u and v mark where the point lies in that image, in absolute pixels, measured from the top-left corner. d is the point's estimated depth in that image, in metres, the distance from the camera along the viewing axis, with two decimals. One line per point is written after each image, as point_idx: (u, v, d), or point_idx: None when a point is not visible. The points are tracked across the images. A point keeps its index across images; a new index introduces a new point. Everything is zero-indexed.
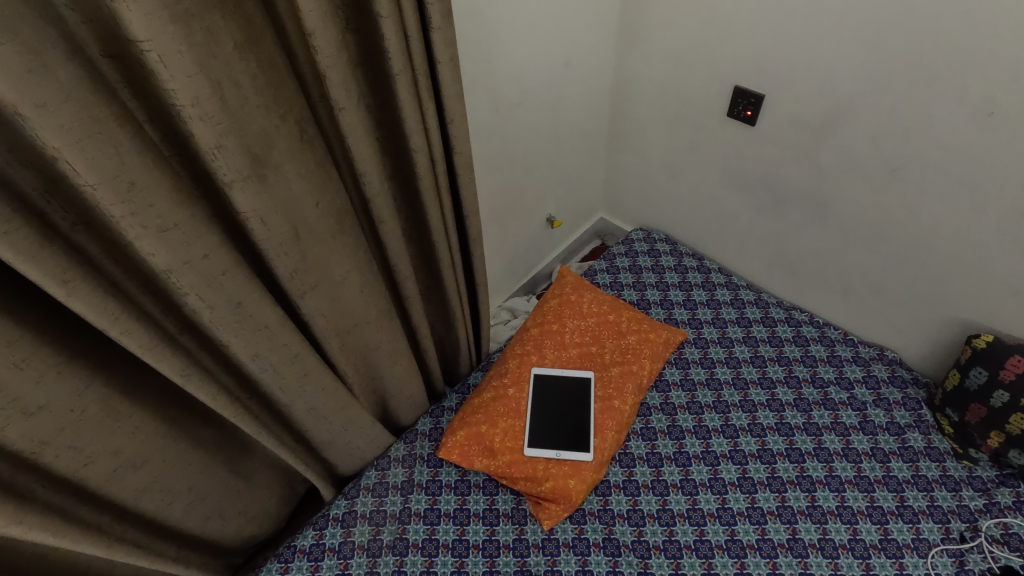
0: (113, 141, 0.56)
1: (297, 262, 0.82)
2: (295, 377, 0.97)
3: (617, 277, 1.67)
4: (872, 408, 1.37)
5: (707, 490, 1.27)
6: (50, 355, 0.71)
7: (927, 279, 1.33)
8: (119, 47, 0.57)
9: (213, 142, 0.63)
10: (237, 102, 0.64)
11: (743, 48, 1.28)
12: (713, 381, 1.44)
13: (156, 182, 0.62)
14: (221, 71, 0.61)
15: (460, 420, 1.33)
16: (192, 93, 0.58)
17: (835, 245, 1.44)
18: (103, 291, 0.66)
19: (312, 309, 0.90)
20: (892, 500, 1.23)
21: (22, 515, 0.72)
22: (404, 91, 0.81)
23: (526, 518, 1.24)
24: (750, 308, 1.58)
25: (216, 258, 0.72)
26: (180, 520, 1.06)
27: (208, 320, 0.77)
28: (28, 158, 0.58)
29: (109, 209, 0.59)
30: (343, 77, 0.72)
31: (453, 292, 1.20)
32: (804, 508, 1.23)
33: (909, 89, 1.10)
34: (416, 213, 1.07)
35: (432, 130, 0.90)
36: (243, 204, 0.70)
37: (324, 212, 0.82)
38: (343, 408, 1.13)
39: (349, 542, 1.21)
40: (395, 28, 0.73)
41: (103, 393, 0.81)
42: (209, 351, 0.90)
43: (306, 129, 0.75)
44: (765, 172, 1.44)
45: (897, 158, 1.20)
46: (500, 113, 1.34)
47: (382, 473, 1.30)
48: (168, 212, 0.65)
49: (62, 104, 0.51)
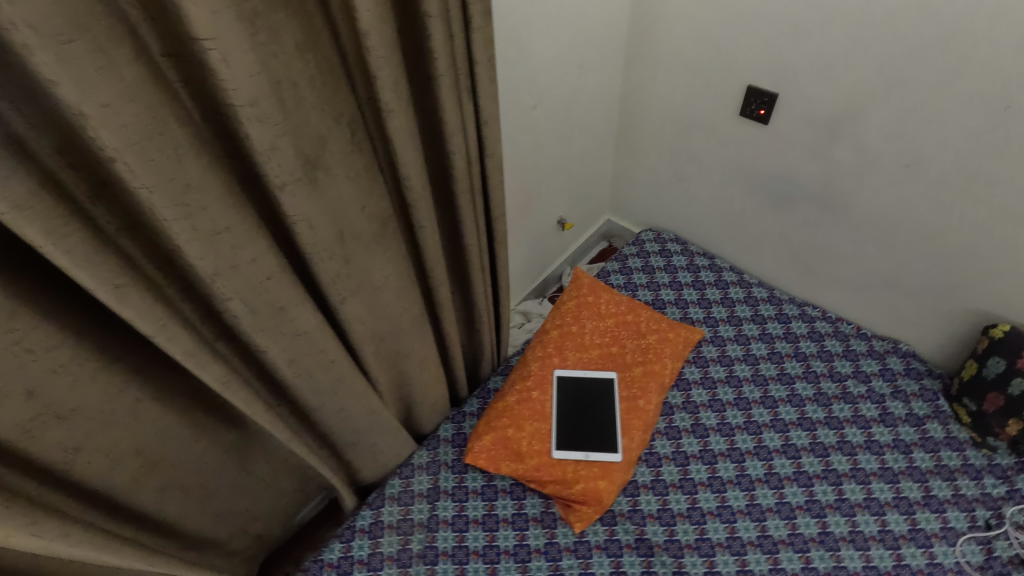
0: (172, 141, 0.55)
1: (339, 268, 0.81)
2: (328, 383, 0.95)
3: (630, 278, 1.67)
4: (891, 401, 1.39)
5: (735, 487, 1.27)
6: (89, 363, 0.69)
7: (938, 271, 1.35)
8: (178, 46, 0.55)
9: (268, 144, 0.62)
10: (293, 102, 0.63)
11: (758, 50, 1.29)
12: (733, 379, 1.44)
13: (212, 184, 0.60)
14: (280, 71, 0.60)
15: (485, 424, 1.32)
16: (250, 93, 0.57)
17: (848, 240, 1.45)
18: (149, 296, 0.64)
19: (352, 315, 0.89)
20: (917, 490, 1.25)
21: (67, 530, 0.70)
22: (447, 92, 0.80)
23: (556, 521, 1.23)
24: (764, 305, 1.59)
25: (264, 263, 0.71)
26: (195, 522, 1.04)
27: (250, 326, 0.76)
28: (80, 160, 0.56)
29: (162, 213, 0.58)
30: (393, 78, 0.71)
31: (478, 294, 1.19)
32: (832, 501, 1.24)
33: (927, 88, 1.12)
34: (446, 216, 1.06)
35: (468, 131, 0.89)
36: (293, 207, 0.69)
37: (369, 216, 0.81)
38: (372, 416, 1.11)
39: (377, 553, 1.18)
40: (442, 28, 0.73)
41: (137, 402, 0.78)
42: (244, 359, 0.87)
43: (355, 131, 0.73)
44: (777, 169, 1.46)
45: (913, 154, 1.22)
46: (518, 115, 1.35)
47: (407, 481, 1.28)
48: (221, 215, 0.63)
49: (126, 103, 0.50)
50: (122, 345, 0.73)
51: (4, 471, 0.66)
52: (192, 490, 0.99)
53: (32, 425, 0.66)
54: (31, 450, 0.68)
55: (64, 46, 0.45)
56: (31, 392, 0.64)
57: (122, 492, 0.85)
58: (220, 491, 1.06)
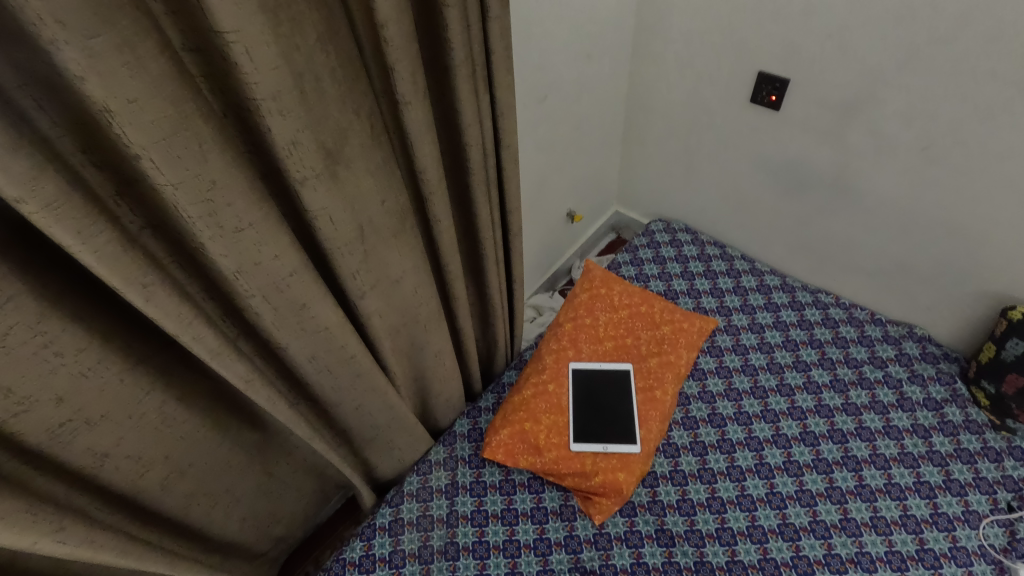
0: (196, 137, 0.54)
1: (359, 262, 0.80)
2: (348, 380, 0.94)
3: (642, 269, 1.66)
4: (908, 386, 1.38)
5: (755, 476, 1.26)
6: (115, 366, 0.68)
7: (954, 254, 1.34)
8: (200, 41, 0.55)
9: (289, 138, 0.61)
10: (315, 96, 0.62)
11: (769, 36, 1.28)
12: (749, 368, 1.44)
13: (235, 181, 0.60)
14: (302, 63, 0.59)
15: (502, 418, 1.31)
16: (272, 87, 0.56)
17: (862, 225, 1.44)
18: (173, 295, 0.64)
19: (372, 310, 0.88)
20: (938, 474, 1.24)
21: (93, 535, 0.69)
22: (464, 83, 0.79)
23: (575, 514, 1.22)
24: (777, 294, 1.58)
25: (286, 259, 0.70)
26: (220, 526, 1.03)
27: (272, 324, 0.75)
28: (103, 159, 0.55)
29: (186, 210, 0.57)
30: (411, 69, 0.70)
31: (493, 288, 1.18)
32: (852, 487, 1.24)
33: (943, 68, 1.11)
34: (460, 209, 1.05)
35: (484, 123, 0.88)
36: (314, 202, 0.68)
37: (388, 210, 0.80)
38: (391, 412, 1.10)
39: (398, 550, 1.18)
40: (460, 17, 0.72)
41: (163, 406, 0.78)
42: (266, 359, 0.87)
43: (373, 124, 0.72)
44: (790, 155, 1.45)
45: (928, 137, 1.21)
46: (527, 107, 1.34)
47: (425, 478, 1.28)
48: (245, 211, 0.62)
49: (152, 99, 0.49)
50: (146, 346, 0.72)
51: (31, 475, 0.65)
52: (216, 493, 0.98)
53: (62, 431, 0.66)
54: (60, 456, 0.68)
55: (90, 41, 0.44)
56: (61, 398, 0.63)
57: (149, 497, 0.84)
58: (244, 493, 1.05)
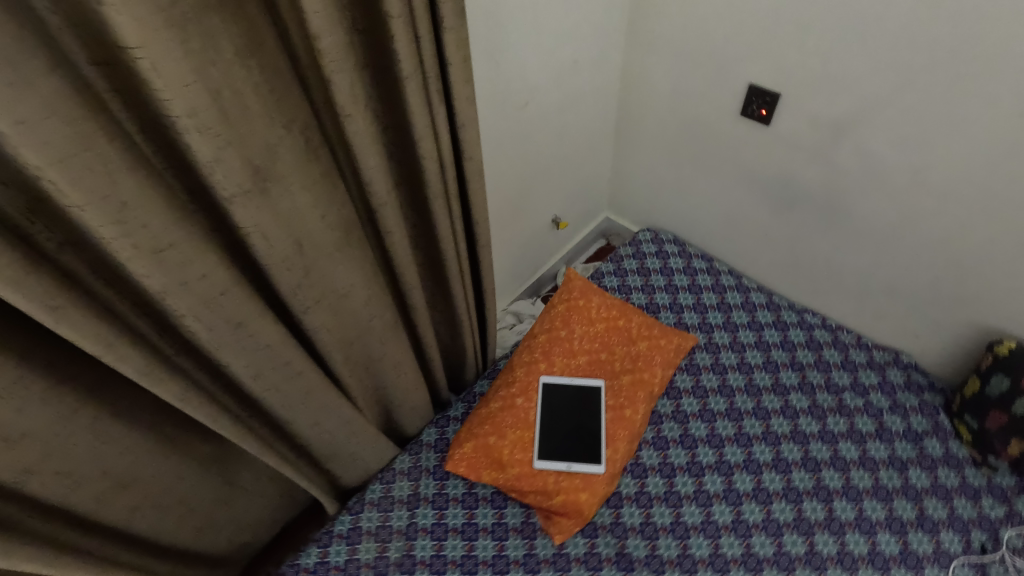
0: (102, 157, 0.51)
1: (300, 277, 0.78)
2: (298, 395, 0.92)
3: (624, 280, 1.62)
4: (889, 415, 1.34)
5: (722, 501, 1.23)
6: (37, 383, 0.66)
7: (943, 282, 1.30)
8: (108, 54, 0.52)
9: (211, 156, 0.58)
10: (237, 112, 0.59)
11: (760, 48, 1.23)
12: (726, 388, 1.40)
13: (150, 202, 0.57)
14: (219, 79, 0.56)
15: (467, 430, 1.29)
16: (187, 103, 0.53)
17: (851, 246, 1.39)
18: (92, 315, 0.61)
19: (318, 325, 0.86)
20: (911, 510, 1.20)
21: (20, 548, 0.67)
22: (414, 96, 0.76)
23: (536, 532, 1.21)
24: (761, 312, 1.54)
25: (215, 278, 0.67)
26: (171, 533, 1.02)
27: (208, 343, 0.73)
28: (9, 177, 0.53)
29: (99, 232, 0.54)
30: (349, 81, 0.67)
31: (459, 299, 1.15)
32: (821, 519, 1.20)
33: (937, 91, 1.05)
34: (421, 220, 1.02)
35: (440, 135, 0.85)
36: (243, 220, 0.65)
37: (330, 224, 0.77)
38: (348, 424, 1.08)
39: (354, 559, 1.17)
40: (405, 29, 0.68)
41: (95, 420, 0.76)
42: (210, 373, 0.85)
43: (309, 138, 0.70)
44: (779, 172, 1.40)
45: (920, 160, 1.15)
46: (505, 113, 1.29)
47: (387, 487, 1.26)
48: (163, 232, 0.59)
49: (45, 119, 0.47)
50: (72, 363, 0.70)
51: None
52: (166, 503, 0.97)
53: None
54: None
55: None
56: None
57: (87, 510, 0.82)
58: (198, 502, 1.04)
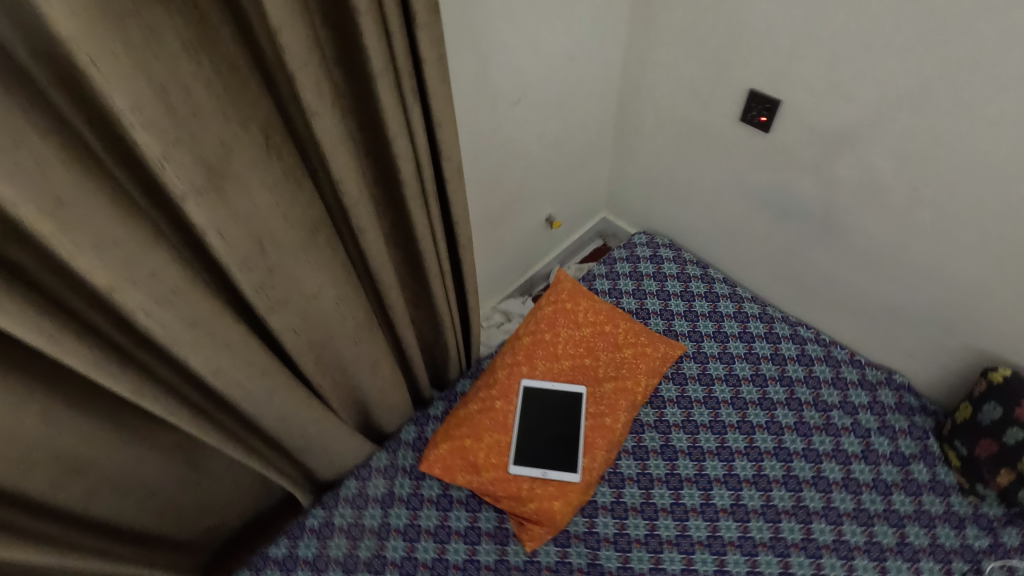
0: (32, 152, 0.50)
1: (263, 277, 0.76)
2: (264, 393, 0.91)
3: (615, 284, 1.59)
4: (877, 436, 1.30)
5: (698, 516, 1.21)
6: None
7: (939, 304, 1.26)
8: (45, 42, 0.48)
9: (160, 152, 0.56)
10: (186, 108, 0.57)
11: (761, 53, 1.18)
12: (711, 400, 1.37)
13: (89, 198, 0.55)
14: (165, 75, 0.54)
15: (444, 431, 1.28)
16: (131, 97, 0.51)
17: (848, 260, 1.35)
18: (36, 308, 0.59)
19: (282, 324, 0.84)
20: (892, 536, 1.18)
21: None
22: (385, 94, 0.73)
23: (508, 538, 1.19)
24: (754, 323, 1.50)
25: (165, 275, 0.66)
26: (133, 517, 1.02)
27: (163, 341, 0.71)
28: None
29: (36, 227, 0.52)
30: (314, 78, 0.64)
31: (438, 299, 1.13)
32: (798, 540, 1.18)
33: (941, 107, 1.01)
34: (399, 219, 0.99)
35: (415, 135, 0.82)
36: (197, 218, 0.63)
37: (292, 223, 0.75)
38: (319, 421, 1.07)
39: (323, 555, 1.17)
40: (374, 26, 0.65)
41: (46, 405, 0.75)
42: (171, 366, 0.83)
43: (271, 135, 0.67)
44: (777, 181, 1.36)
45: (922, 178, 1.11)
46: (497, 110, 1.25)
47: (363, 484, 1.25)
48: (105, 228, 0.58)
49: None
50: (20, 351, 0.69)
51: None
52: (127, 488, 0.97)
53: None
54: None
55: None
56: None
57: (41, 495, 0.82)
58: (160, 486, 1.03)
